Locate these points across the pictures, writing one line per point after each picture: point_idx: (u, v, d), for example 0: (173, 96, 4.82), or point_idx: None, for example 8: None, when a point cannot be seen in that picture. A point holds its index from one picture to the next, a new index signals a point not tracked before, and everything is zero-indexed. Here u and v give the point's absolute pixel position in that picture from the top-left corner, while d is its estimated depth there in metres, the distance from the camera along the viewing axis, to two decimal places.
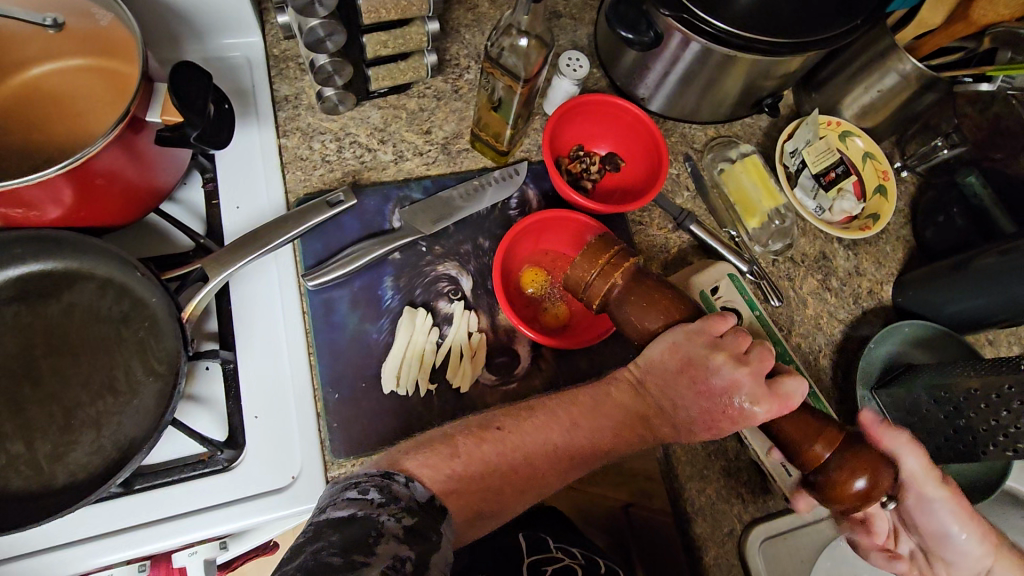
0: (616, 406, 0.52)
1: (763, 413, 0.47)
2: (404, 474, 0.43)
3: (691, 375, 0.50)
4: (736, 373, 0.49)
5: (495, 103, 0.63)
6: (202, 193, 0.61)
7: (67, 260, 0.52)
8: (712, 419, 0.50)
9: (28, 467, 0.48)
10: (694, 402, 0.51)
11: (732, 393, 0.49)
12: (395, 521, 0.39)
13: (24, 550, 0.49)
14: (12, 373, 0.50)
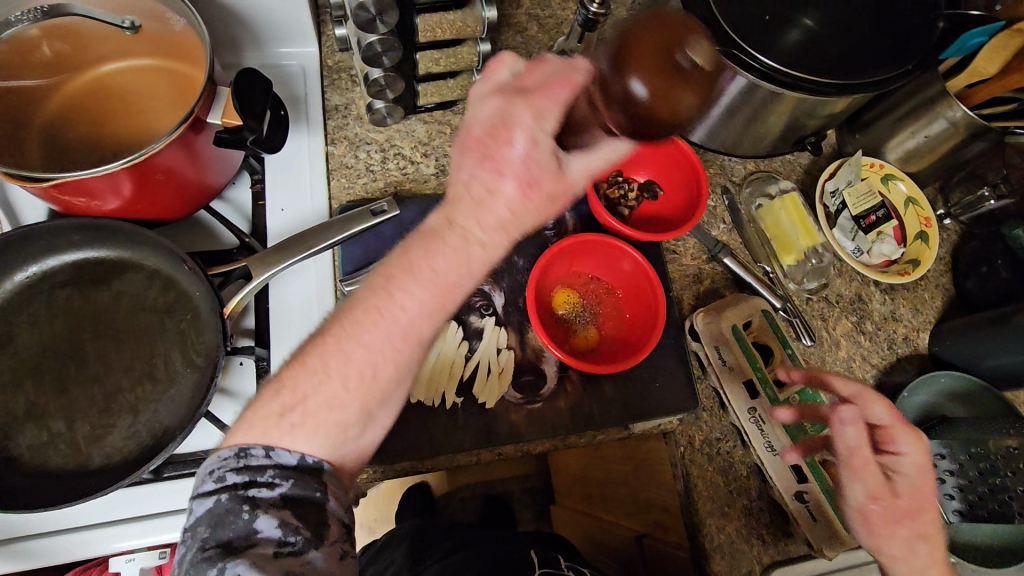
0: (461, 251, 0.40)
1: (522, 143, 0.38)
2: (262, 444, 0.37)
3: (492, 134, 0.39)
4: (538, 114, 0.39)
5: None
6: (251, 194, 0.63)
7: (119, 250, 0.54)
8: (532, 183, 0.39)
9: (66, 446, 0.49)
10: (478, 163, 0.39)
11: (511, 130, 0.39)
12: (270, 493, 0.36)
13: (56, 527, 0.51)
14: (59, 353, 0.51)
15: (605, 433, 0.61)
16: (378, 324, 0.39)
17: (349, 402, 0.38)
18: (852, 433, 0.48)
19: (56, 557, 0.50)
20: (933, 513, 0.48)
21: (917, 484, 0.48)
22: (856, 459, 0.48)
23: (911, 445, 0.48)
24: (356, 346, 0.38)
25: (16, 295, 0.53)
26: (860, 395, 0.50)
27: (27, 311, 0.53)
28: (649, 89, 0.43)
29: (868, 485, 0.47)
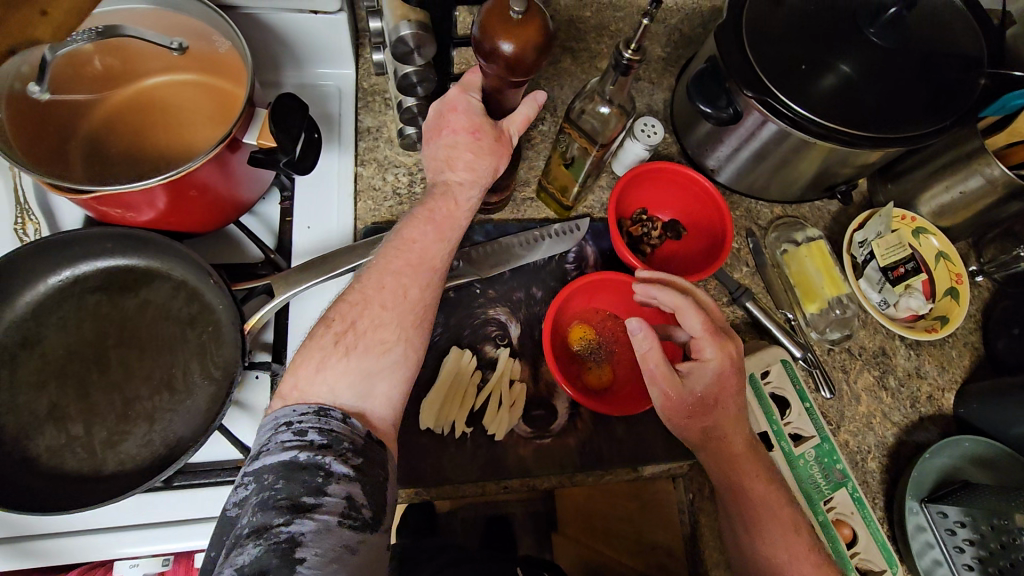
0: (448, 194, 0.49)
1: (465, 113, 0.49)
2: (341, 410, 0.42)
3: (440, 116, 0.49)
4: (472, 97, 0.49)
5: (567, 159, 0.64)
6: (279, 210, 0.64)
7: (150, 259, 0.55)
8: (479, 134, 0.49)
9: (83, 450, 0.50)
10: (437, 141, 0.49)
11: (455, 109, 0.49)
12: (344, 462, 0.39)
13: (68, 529, 0.52)
14: (84, 357, 0.53)
15: (613, 474, 0.60)
16: (402, 253, 0.48)
17: (390, 323, 0.46)
18: (648, 345, 0.53)
19: (63, 556, 0.51)
20: (731, 411, 0.54)
21: (708, 386, 0.54)
22: (655, 372, 0.53)
23: (713, 352, 0.54)
24: (386, 275, 0.47)
25: (45, 299, 0.54)
26: (680, 305, 0.55)
27: (54, 316, 0.54)
28: (509, 37, 0.42)
29: (663, 388, 0.54)
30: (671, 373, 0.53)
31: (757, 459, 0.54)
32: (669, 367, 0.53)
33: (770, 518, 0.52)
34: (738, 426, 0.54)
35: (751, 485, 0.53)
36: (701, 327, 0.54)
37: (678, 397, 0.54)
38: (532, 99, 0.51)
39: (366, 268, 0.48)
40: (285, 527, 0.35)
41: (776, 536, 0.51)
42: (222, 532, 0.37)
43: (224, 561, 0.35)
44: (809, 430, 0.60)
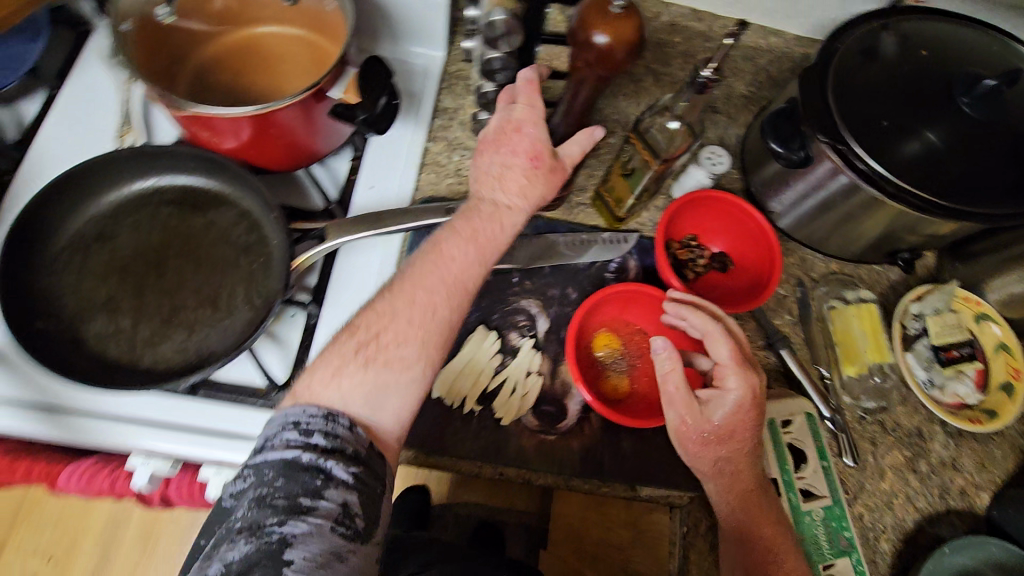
0: (497, 214, 0.51)
1: (531, 130, 0.51)
2: (349, 417, 0.44)
3: (499, 137, 0.52)
4: (538, 123, 0.51)
5: (627, 170, 0.64)
6: (347, 166, 0.69)
7: (223, 185, 0.59)
8: (538, 162, 0.51)
9: (124, 342, 0.53)
10: (496, 158, 0.52)
11: (517, 133, 0.51)
12: (344, 470, 0.41)
13: (92, 411, 0.55)
14: (145, 259, 0.57)
15: (609, 487, 0.59)
16: (435, 268, 0.49)
17: (412, 338, 0.47)
18: (668, 367, 0.54)
19: (84, 438, 0.54)
20: (747, 447, 0.53)
21: (727, 416, 0.53)
22: (672, 394, 0.54)
23: (736, 382, 0.53)
24: (419, 290, 0.48)
25: (126, 202, 0.58)
26: (709, 332, 0.55)
27: (130, 218, 0.58)
28: (606, 30, 0.45)
29: (679, 412, 0.54)
30: (689, 397, 0.53)
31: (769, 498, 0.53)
32: (687, 391, 0.54)
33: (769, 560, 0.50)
34: (751, 464, 0.54)
35: (756, 523, 0.52)
36: (726, 356, 0.54)
37: (694, 423, 0.53)
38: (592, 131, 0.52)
39: (397, 279, 0.50)
40: (279, 527, 0.38)
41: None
42: (219, 520, 0.40)
43: (215, 552, 0.38)
44: (822, 490, 0.57)
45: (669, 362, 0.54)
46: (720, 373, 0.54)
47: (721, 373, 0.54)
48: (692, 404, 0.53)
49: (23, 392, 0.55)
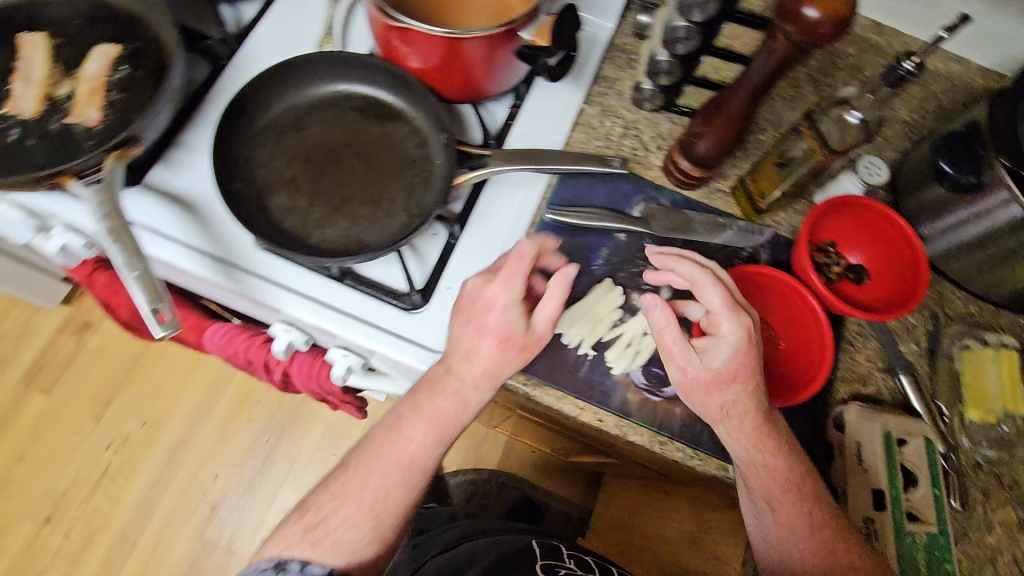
0: (463, 393, 0.56)
1: (501, 331, 0.55)
2: (299, 561, 0.55)
3: (473, 305, 0.56)
4: (513, 291, 0.55)
5: (783, 159, 0.64)
6: (505, 113, 0.73)
7: (403, 103, 0.65)
8: (509, 345, 0.55)
9: (298, 218, 0.60)
10: (464, 324, 0.56)
11: (490, 304, 0.55)
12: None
13: (256, 272, 0.60)
14: (326, 152, 0.63)
15: (703, 460, 0.59)
16: (398, 435, 0.58)
17: (424, 422, 0.57)
18: (663, 322, 0.55)
19: (255, 296, 0.60)
20: (750, 389, 0.54)
21: (726, 360, 0.54)
22: (670, 346, 0.55)
23: (731, 326, 0.54)
24: (378, 461, 0.58)
25: (319, 101, 0.65)
26: (697, 278, 0.56)
27: (319, 116, 0.64)
28: (818, 5, 0.45)
29: (679, 365, 0.55)
30: (685, 349, 0.54)
31: (775, 429, 0.56)
32: (683, 341, 0.55)
33: (782, 490, 0.55)
34: (756, 400, 0.55)
35: (767, 458, 0.55)
36: (715, 299, 0.55)
37: (694, 374, 0.55)
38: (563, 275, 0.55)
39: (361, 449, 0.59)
40: None
41: (793, 520, 0.55)
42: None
43: None
44: (930, 516, 0.55)
45: (661, 313, 0.55)
46: (713, 321, 0.55)
47: (713, 320, 0.55)
48: (690, 353, 0.55)
49: (212, 243, 0.61)
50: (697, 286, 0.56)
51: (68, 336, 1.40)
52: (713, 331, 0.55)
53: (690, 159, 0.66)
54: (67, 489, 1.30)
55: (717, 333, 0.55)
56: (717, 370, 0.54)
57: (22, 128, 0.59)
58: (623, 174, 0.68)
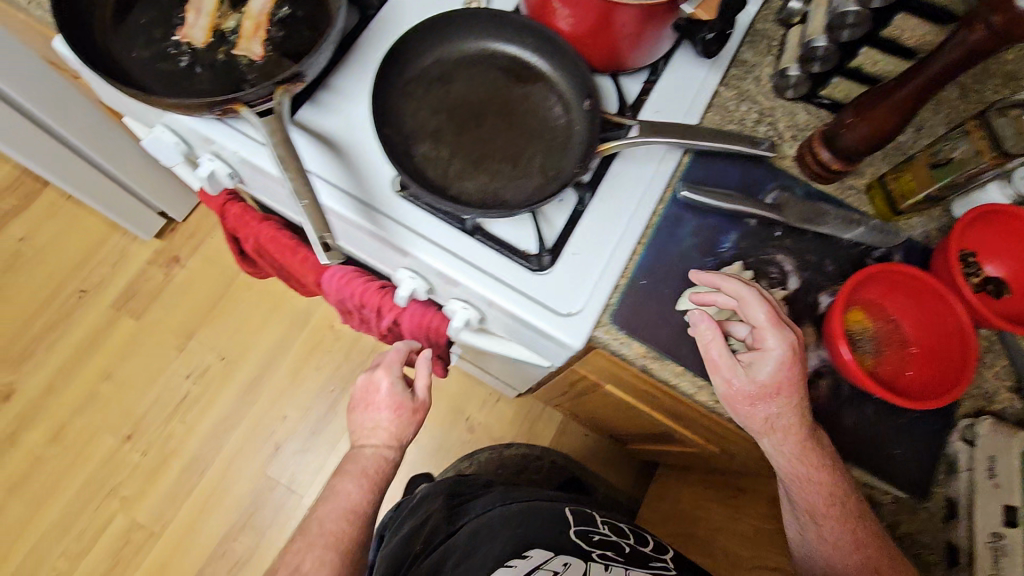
0: (377, 458, 0.71)
1: (360, 417, 0.72)
2: None
3: (366, 396, 0.72)
4: (394, 388, 0.72)
5: (940, 160, 0.62)
6: (637, 90, 0.71)
7: (547, 66, 0.65)
8: (399, 411, 0.72)
9: (439, 168, 0.61)
10: (365, 412, 0.72)
11: (375, 406, 0.72)
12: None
13: (393, 216, 0.63)
14: (469, 107, 0.64)
15: None
16: (356, 477, 0.70)
17: (356, 469, 0.71)
18: (709, 337, 0.57)
19: (393, 238, 0.62)
20: (793, 403, 0.56)
21: (771, 373, 0.56)
22: (715, 359, 0.57)
23: (775, 341, 0.55)
24: (324, 523, 0.67)
25: (467, 56, 0.65)
26: (744, 296, 0.57)
27: (466, 71, 0.65)
28: None
29: (723, 377, 0.57)
30: (730, 362, 0.57)
31: (821, 446, 0.57)
32: (727, 354, 0.57)
33: (827, 506, 0.57)
34: (802, 414, 0.56)
35: (813, 473, 0.56)
36: (761, 317, 0.57)
37: (738, 386, 0.57)
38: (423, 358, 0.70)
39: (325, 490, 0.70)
40: None
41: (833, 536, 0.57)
42: None
43: None
44: None
45: (708, 325, 0.57)
46: (757, 337, 0.57)
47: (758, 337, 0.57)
48: (732, 367, 0.57)
49: (354, 184, 0.63)
50: (744, 304, 0.57)
51: (156, 270, 1.47)
52: (757, 346, 0.57)
53: (832, 150, 0.64)
54: (148, 411, 1.38)
55: (761, 348, 0.56)
56: (761, 384, 0.56)
57: (192, 56, 0.62)
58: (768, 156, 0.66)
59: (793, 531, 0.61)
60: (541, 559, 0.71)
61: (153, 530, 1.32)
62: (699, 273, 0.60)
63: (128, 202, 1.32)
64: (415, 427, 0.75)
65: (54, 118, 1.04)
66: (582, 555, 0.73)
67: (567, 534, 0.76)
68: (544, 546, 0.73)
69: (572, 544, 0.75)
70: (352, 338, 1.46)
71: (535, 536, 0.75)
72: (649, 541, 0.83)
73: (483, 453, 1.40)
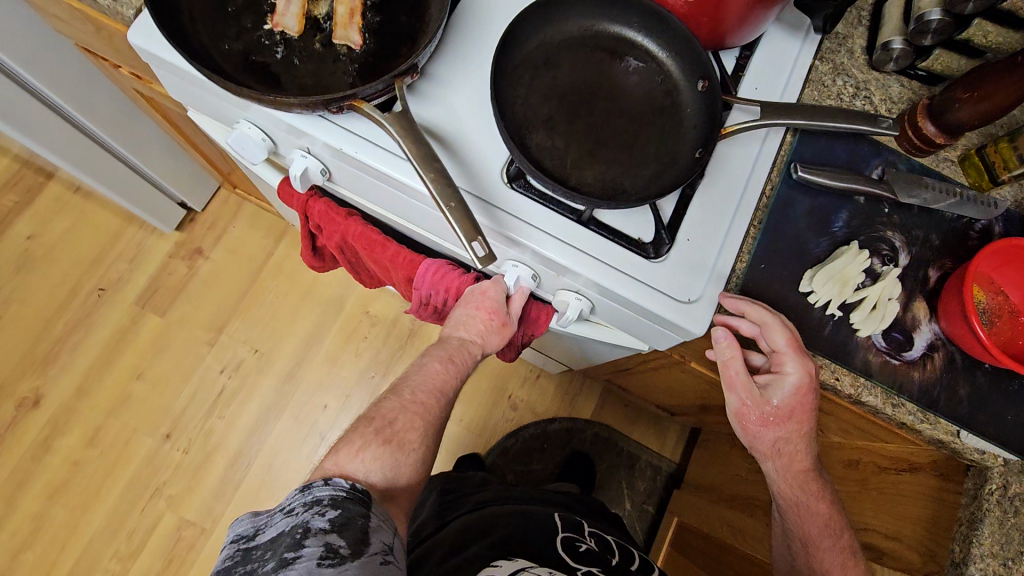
0: (463, 348, 0.69)
1: (460, 314, 0.69)
2: (324, 479, 0.54)
3: (474, 293, 0.68)
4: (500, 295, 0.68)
5: None
6: (732, 65, 0.68)
7: (652, 44, 0.63)
8: (492, 318, 0.68)
9: (558, 159, 0.59)
10: (465, 307, 0.69)
11: (478, 303, 0.68)
12: (322, 519, 0.50)
13: (505, 209, 0.60)
14: (579, 93, 0.62)
15: (931, 423, 0.62)
16: (439, 356, 0.69)
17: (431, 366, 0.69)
18: (728, 356, 0.63)
19: (509, 232, 0.60)
20: (800, 426, 0.64)
21: (785, 397, 0.62)
22: (735, 378, 0.63)
23: (795, 367, 0.60)
24: (404, 409, 0.65)
25: (571, 38, 0.63)
26: (768, 323, 0.60)
27: (570, 54, 0.63)
28: None
29: (741, 396, 0.64)
30: (747, 384, 0.63)
31: (818, 477, 0.69)
32: (747, 377, 0.63)
33: (820, 533, 0.68)
34: (805, 437, 0.66)
35: (810, 498, 0.68)
36: (783, 341, 0.60)
37: (754, 404, 0.64)
38: (523, 289, 0.68)
39: (414, 368, 0.70)
40: (299, 542, 0.48)
41: (826, 551, 0.67)
42: (273, 508, 0.52)
43: (264, 542, 0.50)
44: None
45: (730, 349, 0.62)
46: (777, 361, 0.61)
47: (779, 360, 0.61)
48: (749, 389, 0.64)
49: (460, 175, 0.60)
50: (769, 327, 0.60)
51: (179, 262, 1.42)
52: (777, 366, 0.61)
53: (938, 124, 0.64)
54: (185, 408, 1.35)
55: (780, 372, 0.61)
56: (775, 405, 0.63)
57: (287, 47, 0.59)
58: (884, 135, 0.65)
59: (784, 536, 0.72)
60: (528, 560, 0.69)
61: (204, 526, 1.30)
62: (726, 296, 0.62)
63: (148, 193, 1.26)
64: (502, 342, 0.71)
65: (78, 108, 0.97)
66: (567, 567, 0.71)
67: (554, 542, 0.75)
68: (528, 554, 0.71)
69: (556, 555, 0.72)
70: (387, 323, 1.44)
71: (520, 546, 0.72)
72: (636, 560, 0.81)
73: (529, 430, 1.44)
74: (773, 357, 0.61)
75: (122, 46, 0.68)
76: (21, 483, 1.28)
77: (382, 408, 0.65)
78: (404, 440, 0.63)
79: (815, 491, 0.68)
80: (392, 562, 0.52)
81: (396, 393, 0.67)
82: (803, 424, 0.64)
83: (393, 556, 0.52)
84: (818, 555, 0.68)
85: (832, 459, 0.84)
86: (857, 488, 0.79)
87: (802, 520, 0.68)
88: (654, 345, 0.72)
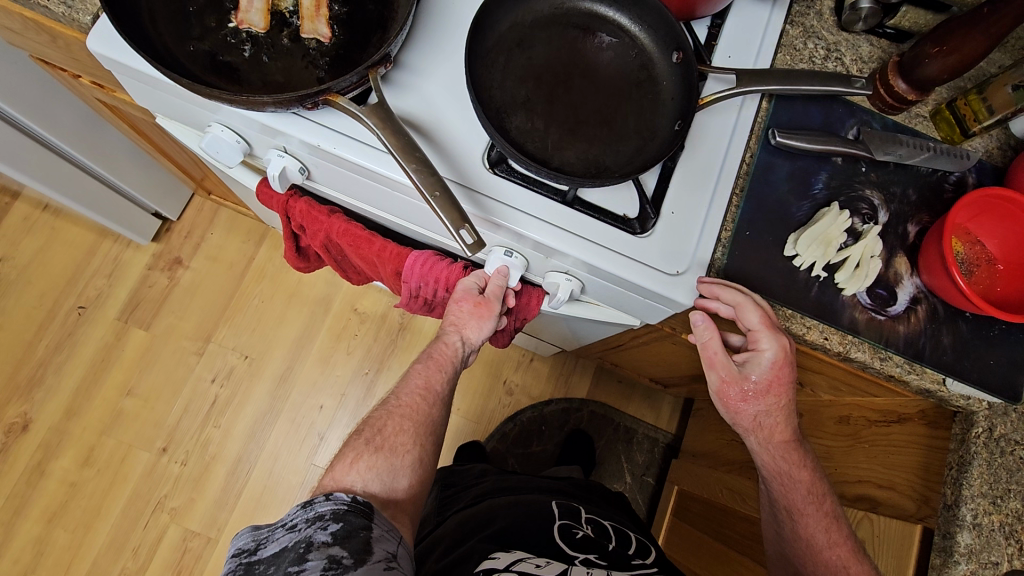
0: (445, 344, 0.69)
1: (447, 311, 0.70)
2: (325, 494, 0.54)
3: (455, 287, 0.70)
4: (475, 282, 0.69)
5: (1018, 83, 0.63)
6: (705, 34, 0.68)
7: (626, 19, 0.63)
8: (467, 302, 0.68)
9: (539, 141, 0.59)
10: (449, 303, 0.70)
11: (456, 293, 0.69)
12: (324, 533, 0.50)
13: (488, 195, 0.60)
14: (556, 71, 0.61)
15: (918, 374, 0.64)
16: (427, 361, 0.70)
17: (420, 372, 0.69)
18: (707, 338, 0.65)
19: (495, 218, 0.60)
20: (779, 399, 0.67)
21: (763, 372, 0.64)
22: (713, 357, 0.66)
23: (770, 345, 0.61)
24: (394, 417, 0.65)
25: (543, 17, 0.63)
26: (742, 304, 0.61)
27: (543, 34, 0.62)
28: None
29: (720, 373, 0.67)
30: (725, 361, 0.66)
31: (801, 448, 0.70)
32: (724, 355, 0.66)
33: (804, 503, 0.69)
34: (785, 409, 0.68)
35: (792, 470, 0.69)
36: (757, 320, 0.61)
37: (733, 381, 0.67)
38: (500, 271, 0.67)
39: (402, 379, 0.69)
40: (303, 556, 0.48)
41: (808, 519, 0.69)
42: (276, 523, 0.52)
43: (268, 557, 0.50)
44: None
45: (706, 330, 0.64)
46: (753, 340, 0.63)
47: (754, 339, 0.62)
48: (728, 366, 0.66)
49: (442, 162, 0.59)
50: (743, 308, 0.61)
51: (158, 274, 1.39)
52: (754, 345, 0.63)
53: (909, 80, 0.65)
54: (179, 420, 1.34)
55: (757, 350, 0.63)
56: (754, 381, 0.65)
57: (254, 44, 0.58)
58: (859, 95, 0.66)
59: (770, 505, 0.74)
60: (523, 552, 0.69)
61: (210, 535, 1.29)
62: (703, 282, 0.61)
63: (120, 204, 1.23)
64: (488, 325, 0.68)
65: (40, 122, 0.94)
66: (564, 555, 0.71)
67: (551, 533, 0.76)
68: (525, 547, 0.71)
69: (554, 545, 0.73)
70: (376, 319, 1.43)
71: (516, 538, 0.73)
72: (632, 543, 0.82)
73: (525, 414, 1.45)
74: (750, 338, 0.62)
75: (82, 55, 0.66)
76: (17, 509, 1.26)
77: (374, 420, 0.65)
78: (397, 447, 0.63)
79: (798, 462, 0.69)
80: (397, 568, 0.52)
81: (386, 403, 0.67)
82: (782, 397, 0.67)
83: (397, 562, 0.52)
84: (803, 523, 0.69)
85: (825, 417, 0.86)
86: (848, 443, 0.82)
87: (786, 491, 0.70)
88: (645, 319, 0.72)
